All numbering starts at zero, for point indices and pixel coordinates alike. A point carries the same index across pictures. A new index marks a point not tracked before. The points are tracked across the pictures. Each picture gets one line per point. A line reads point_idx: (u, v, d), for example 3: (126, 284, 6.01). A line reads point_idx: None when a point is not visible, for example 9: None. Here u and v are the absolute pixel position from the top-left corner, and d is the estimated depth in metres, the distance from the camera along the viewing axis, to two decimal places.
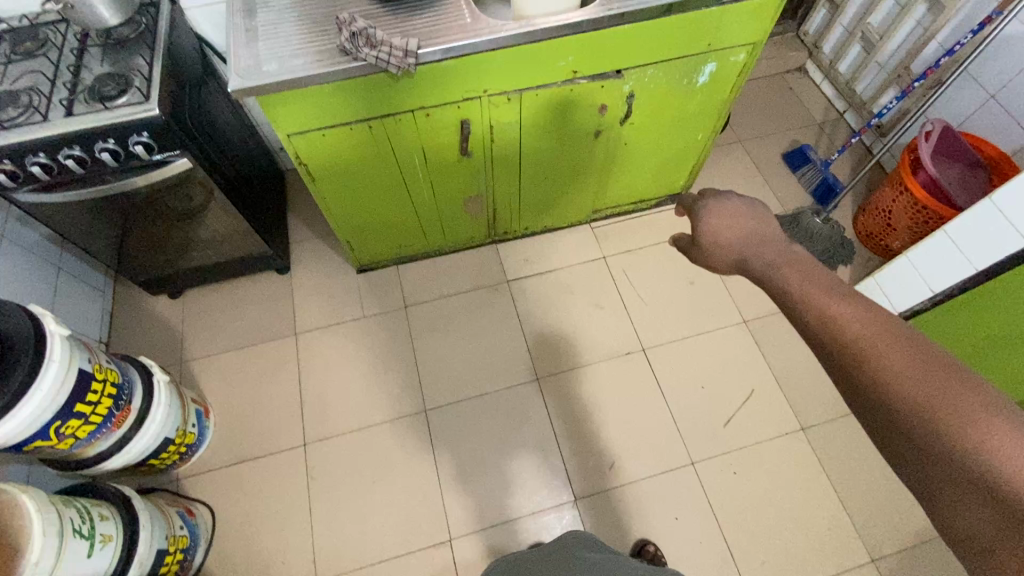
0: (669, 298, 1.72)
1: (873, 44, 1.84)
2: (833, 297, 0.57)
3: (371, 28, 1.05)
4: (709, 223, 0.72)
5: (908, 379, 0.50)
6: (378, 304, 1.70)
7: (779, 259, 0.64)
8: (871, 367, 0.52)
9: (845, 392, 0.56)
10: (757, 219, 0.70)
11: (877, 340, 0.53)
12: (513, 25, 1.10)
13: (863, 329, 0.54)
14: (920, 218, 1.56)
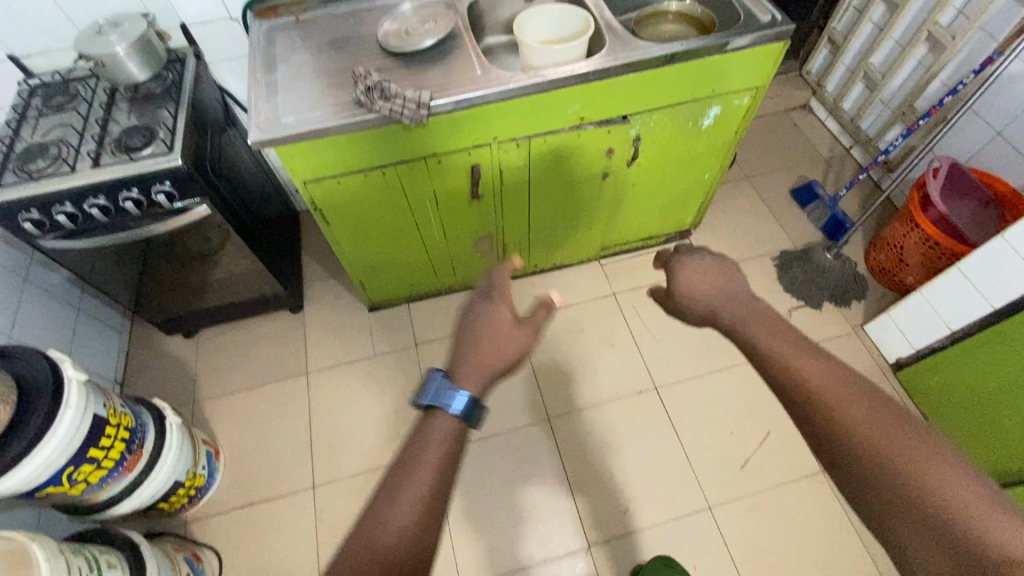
0: (680, 336, 1.70)
1: (876, 82, 1.87)
2: (795, 352, 0.67)
3: (385, 83, 1.09)
4: (685, 278, 0.79)
5: (862, 424, 0.60)
6: (389, 342, 1.71)
7: (747, 314, 0.73)
8: (835, 413, 0.61)
9: (811, 438, 0.64)
10: (725, 276, 0.78)
11: (833, 391, 0.62)
12: (522, 76, 1.14)
13: (827, 382, 0.63)
14: (934, 254, 1.55)
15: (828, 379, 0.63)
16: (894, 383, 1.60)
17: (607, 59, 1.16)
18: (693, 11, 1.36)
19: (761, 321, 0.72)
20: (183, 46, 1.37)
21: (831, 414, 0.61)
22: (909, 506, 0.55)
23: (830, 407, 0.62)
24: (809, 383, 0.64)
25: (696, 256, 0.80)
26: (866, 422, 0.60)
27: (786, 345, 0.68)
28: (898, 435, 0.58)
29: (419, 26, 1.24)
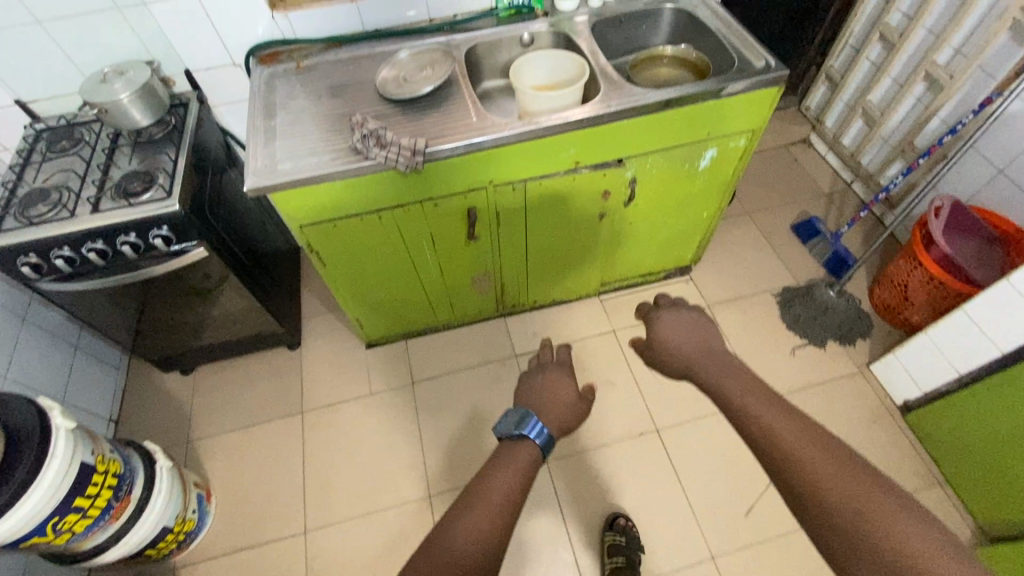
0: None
1: (875, 119, 1.87)
2: (770, 410, 0.67)
3: (381, 130, 1.11)
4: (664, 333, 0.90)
5: (837, 481, 0.57)
6: (386, 380, 1.69)
7: (720, 371, 0.79)
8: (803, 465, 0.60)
9: (788, 499, 0.60)
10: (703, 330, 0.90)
11: (809, 448, 0.61)
12: (517, 123, 1.15)
13: (799, 437, 0.63)
14: (939, 293, 1.52)
15: (795, 432, 0.63)
16: (902, 426, 1.55)
17: (602, 104, 1.17)
18: (688, 54, 1.43)
19: (738, 380, 0.75)
20: (187, 91, 1.40)
21: (797, 465, 0.60)
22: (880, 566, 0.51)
23: (798, 460, 0.60)
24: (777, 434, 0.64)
25: (673, 310, 0.94)
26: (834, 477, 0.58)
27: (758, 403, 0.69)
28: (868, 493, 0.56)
29: (416, 74, 1.26)
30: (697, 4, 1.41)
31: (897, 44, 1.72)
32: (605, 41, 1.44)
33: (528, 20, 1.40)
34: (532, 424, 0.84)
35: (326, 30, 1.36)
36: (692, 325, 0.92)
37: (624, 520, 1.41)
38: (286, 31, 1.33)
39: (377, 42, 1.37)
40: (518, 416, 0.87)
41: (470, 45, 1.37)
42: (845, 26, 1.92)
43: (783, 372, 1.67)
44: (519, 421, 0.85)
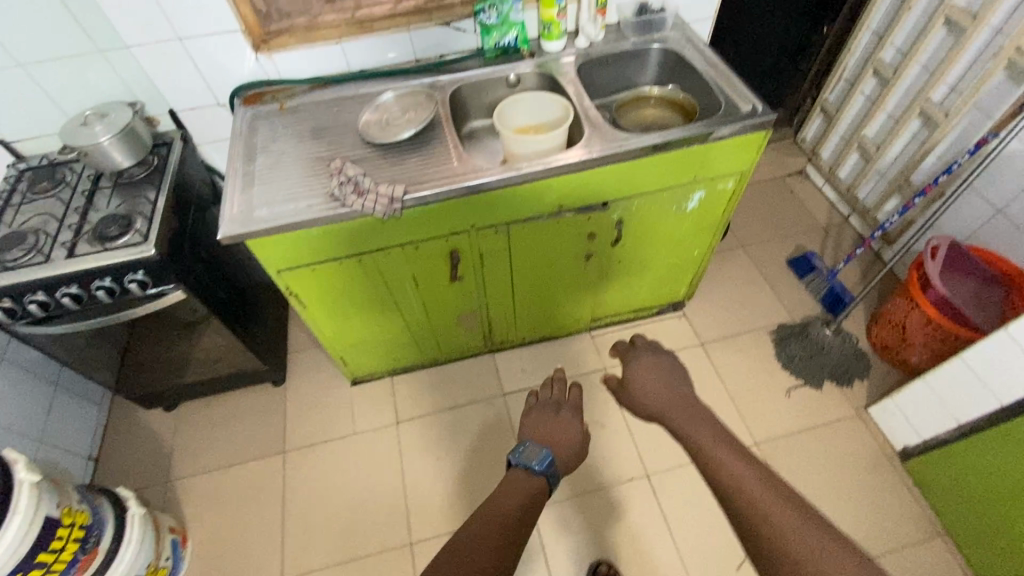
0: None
1: (870, 154, 1.85)
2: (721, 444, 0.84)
3: (360, 177, 1.09)
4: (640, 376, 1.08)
5: (768, 501, 0.72)
6: (371, 419, 1.65)
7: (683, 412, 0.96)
8: (726, 481, 0.77)
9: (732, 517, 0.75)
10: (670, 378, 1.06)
11: (749, 476, 0.77)
12: (498, 169, 1.13)
13: (742, 468, 0.78)
14: (938, 336, 1.48)
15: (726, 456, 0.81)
16: (902, 474, 1.49)
17: (585, 150, 1.16)
18: (674, 95, 1.40)
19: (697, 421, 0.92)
20: (172, 130, 1.40)
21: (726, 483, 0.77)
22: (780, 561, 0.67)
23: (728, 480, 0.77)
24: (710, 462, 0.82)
25: (647, 353, 1.13)
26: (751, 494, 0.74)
27: (705, 436, 0.86)
28: (774, 504, 0.72)
29: (399, 117, 1.25)
30: (684, 44, 1.40)
31: (890, 80, 1.70)
32: (591, 81, 1.44)
33: (515, 60, 1.40)
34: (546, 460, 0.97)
35: (311, 72, 1.36)
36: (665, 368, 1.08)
37: (606, 566, 1.36)
38: (271, 72, 1.34)
39: (362, 83, 1.37)
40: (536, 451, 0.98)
41: (455, 86, 1.36)
42: (839, 61, 1.91)
43: (777, 415, 1.62)
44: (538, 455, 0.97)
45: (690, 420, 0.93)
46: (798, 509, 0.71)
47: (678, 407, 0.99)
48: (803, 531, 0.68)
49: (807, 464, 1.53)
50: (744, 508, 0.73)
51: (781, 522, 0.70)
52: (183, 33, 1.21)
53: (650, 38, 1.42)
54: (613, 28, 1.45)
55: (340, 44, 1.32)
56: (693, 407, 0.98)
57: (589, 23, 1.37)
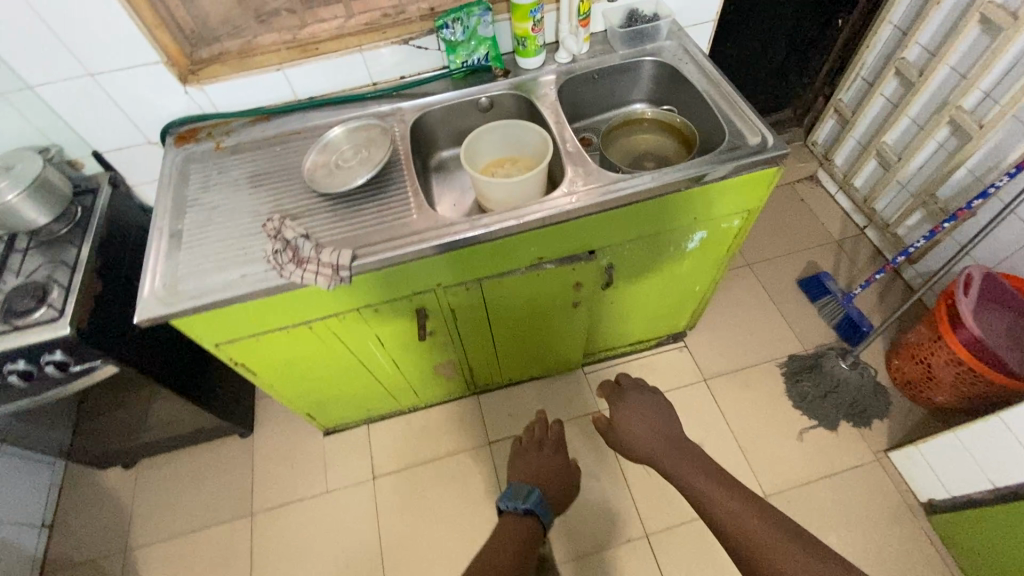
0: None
1: (890, 163, 1.66)
2: (687, 459, 1.02)
3: (301, 241, 0.93)
4: (620, 410, 1.19)
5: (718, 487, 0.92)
6: (345, 474, 1.52)
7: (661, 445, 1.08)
8: (706, 501, 0.91)
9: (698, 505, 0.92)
10: (650, 415, 1.15)
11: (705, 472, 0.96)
12: (463, 224, 0.97)
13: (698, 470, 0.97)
14: (969, 379, 1.32)
15: (706, 482, 0.93)
16: (926, 528, 1.36)
17: (566, 195, 1.00)
18: (671, 119, 1.17)
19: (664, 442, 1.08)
20: (99, 172, 1.23)
21: (707, 503, 0.90)
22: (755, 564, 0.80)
23: (709, 501, 0.91)
24: (691, 486, 0.96)
25: (635, 393, 1.20)
26: (728, 510, 0.87)
27: (696, 475, 0.96)
28: (749, 516, 0.85)
29: (349, 158, 1.08)
30: (681, 57, 1.21)
31: (915, 83, 1.51)
32: (574, 99, 1.26)
33: (486, 81, 1.21)
34: (535, 501, 1.07)
35: (252, 103, 1.18)
36: (649, 408, 1.16)
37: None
38: (206, 105, 1.16)
39: (311, 113, 1.19)
40: (524, 492, 1.09)
41: (417, 114, 1.18)
42: (855, 59, 1.71)
43: (788, 461, 1.48)
44: (525, 496, 1.07)
45: (680, 457, 1.02)
46: (766, 515, 0.84)
47: (665, 452, 1.05)
48: (773, 537, 0.81)
49: (823, 519, 1.39)
50: (727, 523, 0.86)
51: (751, 531, 0.83)
52: (93, 68, 1.04)
53: (642, 49, 1.23)
54: (598, 38, 1.26)
55: (281, 71, 1.14)
56: (684, 449, 1.04)
57: (570, 36, 1.18)
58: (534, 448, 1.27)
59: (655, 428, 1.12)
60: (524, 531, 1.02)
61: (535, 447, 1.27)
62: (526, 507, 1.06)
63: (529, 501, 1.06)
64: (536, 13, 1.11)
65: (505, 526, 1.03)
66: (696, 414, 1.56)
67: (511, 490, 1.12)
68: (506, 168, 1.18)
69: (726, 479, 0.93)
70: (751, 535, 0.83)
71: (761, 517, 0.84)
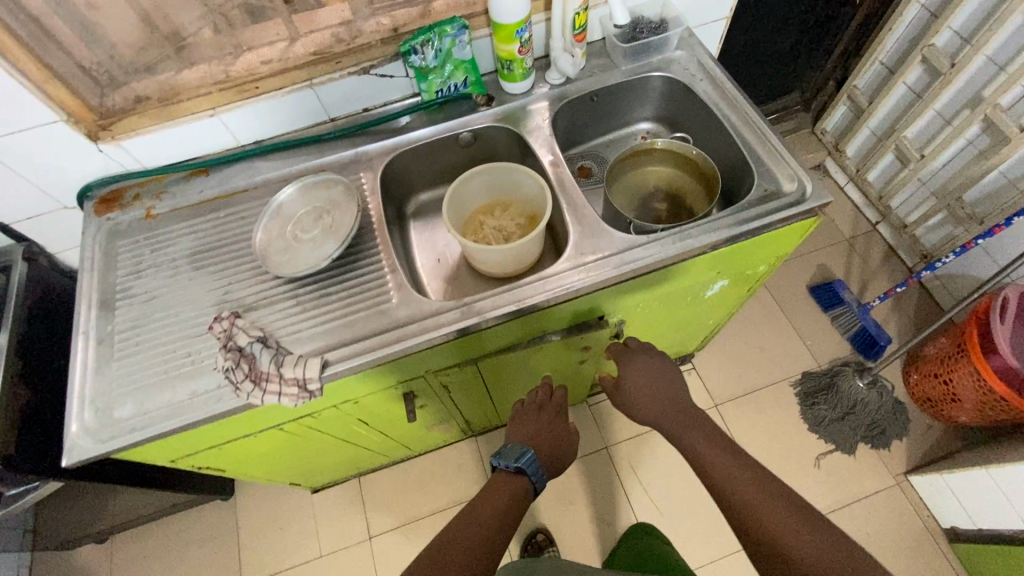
0: (689, 505, 1.42)
1: (910, 159, 1.52)
2: (686, 428, 0.86)
3: (257, 349, 0.77)
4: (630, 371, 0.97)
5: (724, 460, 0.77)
6: (338, 536, 1.41)
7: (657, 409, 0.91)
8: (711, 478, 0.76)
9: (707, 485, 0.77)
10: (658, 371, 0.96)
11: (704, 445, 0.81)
12: (453, 312, 0.81)
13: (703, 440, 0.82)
14: (995, 405, 1.25)
15: (713, 448, 0.80)
16: (949, 556, 1.31)
17: (572, 266, 0.85)
18: (685, 151, 1.00)
19: (661, 400, 0.91)
20: (11, 244, 1.02)
21: (712, 475, 0.76)
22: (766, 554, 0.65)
23: (715, 471, 0.76)
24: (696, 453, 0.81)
25: (642, 355, 0.99)
26: (737, 487, 0.72)
27: (699, 438, 0.83)
28: (763, 498, 0.70)
29: (309, 225, 0.89)
30: (693, 71, 1.03)
31: (946, 73, 1.34)
32: (569, 124, 1.08)
33: (465, 111, 1.03)
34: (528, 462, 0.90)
35: (185, 155, 0.98)
36: (658, 372, 0.96)
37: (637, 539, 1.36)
38: (129, 162, 0.96)
39: (259, 163, 1.00)
40: (517, 452, 0.91)
41: (387, 159, 1.00)
42: (874, 40, 1.53)
43: (807, 492, 1.41)
44: (517, 455, 0.90)
45: (683, 419, 0.87)
46: (786, 498, 0.69)
47: (670, 414, 0.89)
48: (790, 523, 0.65)
49: None
50: (736, 503, 0.71)
51: (762, 514, 0.68)
52: None
53: (647, 64, 1.04)
54: (594, 49, 1.06)
55: (215, 116, 0.93)
56: (687, 411, 0.89)
57: (565, 54, 0.98)
58: (529, 410, 1.05)
59: (661, 387, 0.94)
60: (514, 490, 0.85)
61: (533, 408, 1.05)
62: (516, 466, 0.89)
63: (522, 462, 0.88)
64: (523, 32, 0.91)
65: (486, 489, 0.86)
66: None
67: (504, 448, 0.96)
68: (497, 217, 1.02)
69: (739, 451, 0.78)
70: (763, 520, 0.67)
71: (780, 500, 0.69)
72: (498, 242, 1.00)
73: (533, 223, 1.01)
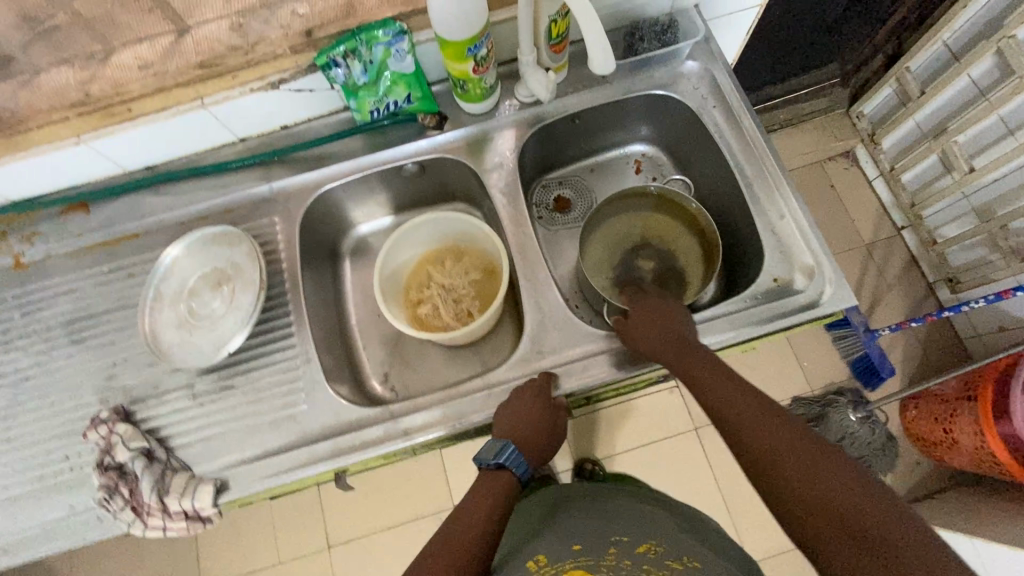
0: (730, 505, 1.34)
1: (956, 168, 1.28)
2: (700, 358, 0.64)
3: (140, 469, 0.65)
4: (638, 321, 0.68)
5: (747, 411, 0.58)
6: (296, 543, 1.39)
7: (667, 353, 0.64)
8: (767, 460, 0.54)
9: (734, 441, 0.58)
10: (674, 317, 0.68)
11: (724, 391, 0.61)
12: (376, 425, 0.67)
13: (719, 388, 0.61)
14: (991, 465, 1.15)
15: (733, 392, 0.60)
16: None
17: (523, 369, 0.70)
18: (683, 202, 0.82)
19: (664, 334, 0.66)
20: None
21: (756, 440, 0.56)
22: (860, 564, 0.44)
23: (761, 435, 0.56)
24: (726, 414, 0.59)
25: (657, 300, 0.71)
26: (828, 486, 0.49)
27: (716, 380, 0.62)
28: (837, 480, 0.50)
29: (207, 297, 0.74)
30: (703, 90, 0.80)
31: (1021, 77, 1.08)
32: (542, 149, 0.86)
33: (411, 136, 0.81)
34: (515, 456, 0.66)
35: (58, 186, 0.78)
36: (669, 315, 0.68)
37: (592, 464, 1.35)
38: None
39: (152, 197, 0.80)
40: (498, 442, 0.66)
41: (310, 199, 0.80)
42: (943, 14, 1.23)
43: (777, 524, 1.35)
44: (498, 449, 0.65)
45: (700, 359, 0.64)
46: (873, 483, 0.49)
47: (681, 358, 0.64)
48: (851, 491, 0.48)
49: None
50: (799, 482, 0.51)
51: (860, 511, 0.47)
52: None
53: (646, 77, 0.81)
54: (579, 52, 0.82)
55: (80, 143, 0.72)
56: (702, 352, 0.64)
57: (537, 72, 0.74)
58: (516, 399, 0.67)
59: (671, 332, 0.66)
60: (505, 488, 0.66)
61: (516, 397, 0.66)
62: (500, 463, 0.66)
63: (506, 458, 0.65)
64: (476, 49, 0.68)
65: (478, 485, 0.66)
66: (708, 462, 1.38)
67: (488, 446, 0.66)
68: (447, 269, 0.85)
69: (789, 415, 0.58)
70: (853, 511, 0.47)
71: (862, 483, 0.49)
72: (446, 307, 0.83)
73: (490, 278, 0.84)
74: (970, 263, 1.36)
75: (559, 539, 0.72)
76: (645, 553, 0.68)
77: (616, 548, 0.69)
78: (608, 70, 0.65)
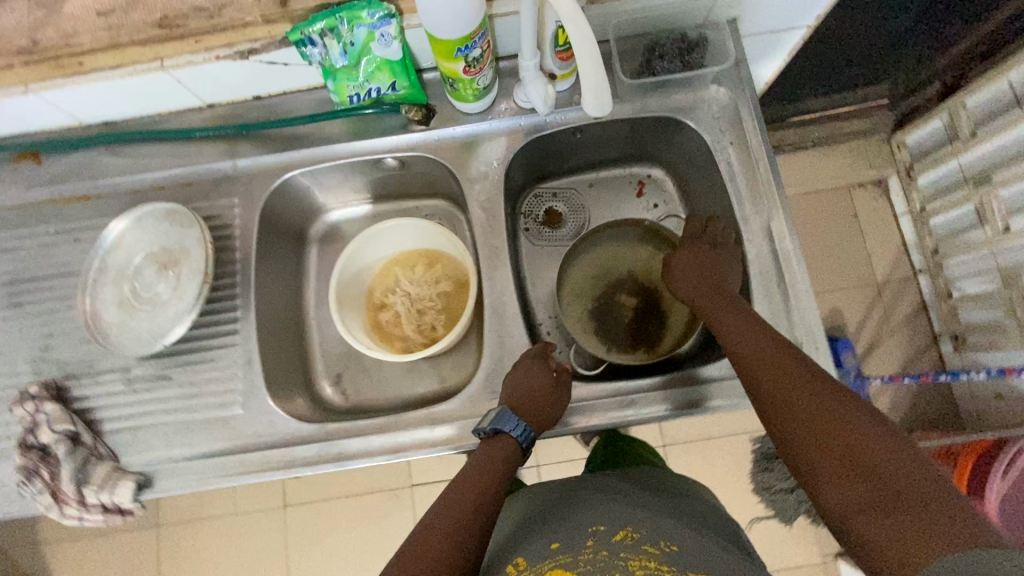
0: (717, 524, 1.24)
1: (990, 223, 1.16)
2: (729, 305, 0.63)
3: (62, 454, 0.62)
4: (685, 264, 0.70)
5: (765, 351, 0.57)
6: (255, 498, 1.40)
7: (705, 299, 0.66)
8: (780, 400, 0.53)
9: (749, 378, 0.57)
10: (719, 265, 0.67)
11: (745, 331, 0.59)
12: (312, 444, 0.64)
13: (740, 328, 0.60)
14: None
15: (753, 332, 0.59)
16: None
17: (475, 405, 0.66)
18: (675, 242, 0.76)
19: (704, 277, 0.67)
20: None
21: (772, 383, 0.54)
22: (860, 502, 0.44)
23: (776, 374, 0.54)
24: (742, 353, 0.58)
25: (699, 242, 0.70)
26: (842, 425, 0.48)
27: (739, 323, 0.61)
28: (849, 422, 0.48)
29: (154, 278, 0.69)
30: (723, 120, 0.71)
31: None
32: (537, 159, 0.79)
33: (394, 128, 0.74)
34: (513, 422, 0.61)
35: (10, 130, 0.72)
36: (707, 261, 0.68)
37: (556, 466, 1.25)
38: None
39: (112, 156, 0.74)
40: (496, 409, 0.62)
41: (277, 183, 0.74)
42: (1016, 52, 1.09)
43: None
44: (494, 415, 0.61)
45: (730, 305, 0.63)
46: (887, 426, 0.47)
47: (714, 306, 0.64)
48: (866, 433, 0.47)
49: None
50: (808, 422, 0.50)
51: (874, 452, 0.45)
52: None
53: (662, 95, 0.72)
54: None
55: (30, 91, 0.65)
56: (734, 300, 0.64)
57: (537, 78, 0.65)
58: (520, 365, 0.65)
59: (711, 278, 0.67)
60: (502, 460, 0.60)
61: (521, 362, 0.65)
62: (497, 429, 0.61)
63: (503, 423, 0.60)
64: (469, 49, 0.60)
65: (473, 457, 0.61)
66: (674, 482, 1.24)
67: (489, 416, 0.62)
68: (417, 275, 0.81)
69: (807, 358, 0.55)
70: (863, 452, 0.46)
71: (880, 427, 0.47)
72: (409, 317, 0.79)
73: (460, 290, 0.79)
74: (980, 325, 1.28)
75: (538, 537, 0.56)
76: (624, 540, 0.53)
77: (596, 540, 0.53)
78: (604, 111, 0.61)
